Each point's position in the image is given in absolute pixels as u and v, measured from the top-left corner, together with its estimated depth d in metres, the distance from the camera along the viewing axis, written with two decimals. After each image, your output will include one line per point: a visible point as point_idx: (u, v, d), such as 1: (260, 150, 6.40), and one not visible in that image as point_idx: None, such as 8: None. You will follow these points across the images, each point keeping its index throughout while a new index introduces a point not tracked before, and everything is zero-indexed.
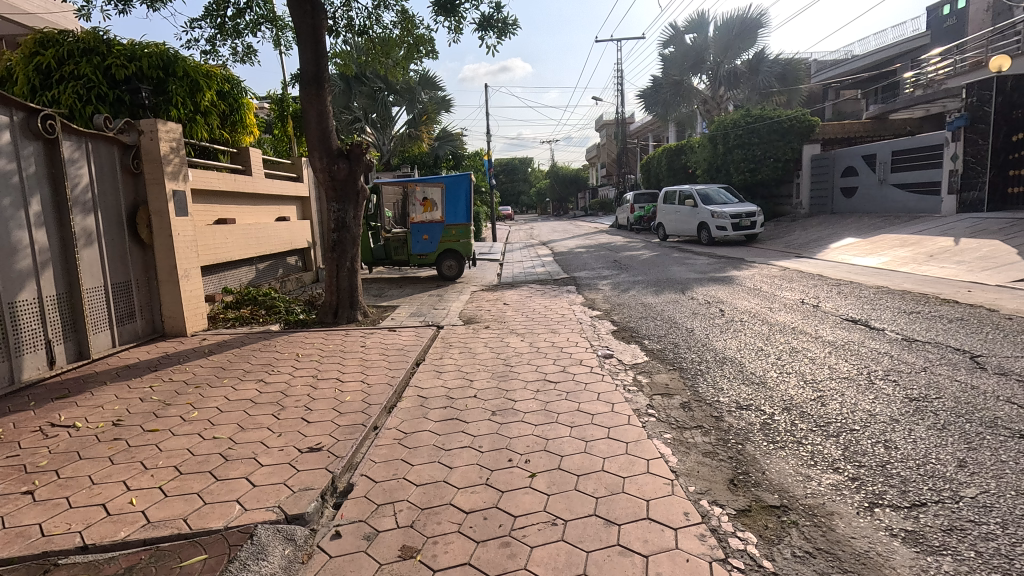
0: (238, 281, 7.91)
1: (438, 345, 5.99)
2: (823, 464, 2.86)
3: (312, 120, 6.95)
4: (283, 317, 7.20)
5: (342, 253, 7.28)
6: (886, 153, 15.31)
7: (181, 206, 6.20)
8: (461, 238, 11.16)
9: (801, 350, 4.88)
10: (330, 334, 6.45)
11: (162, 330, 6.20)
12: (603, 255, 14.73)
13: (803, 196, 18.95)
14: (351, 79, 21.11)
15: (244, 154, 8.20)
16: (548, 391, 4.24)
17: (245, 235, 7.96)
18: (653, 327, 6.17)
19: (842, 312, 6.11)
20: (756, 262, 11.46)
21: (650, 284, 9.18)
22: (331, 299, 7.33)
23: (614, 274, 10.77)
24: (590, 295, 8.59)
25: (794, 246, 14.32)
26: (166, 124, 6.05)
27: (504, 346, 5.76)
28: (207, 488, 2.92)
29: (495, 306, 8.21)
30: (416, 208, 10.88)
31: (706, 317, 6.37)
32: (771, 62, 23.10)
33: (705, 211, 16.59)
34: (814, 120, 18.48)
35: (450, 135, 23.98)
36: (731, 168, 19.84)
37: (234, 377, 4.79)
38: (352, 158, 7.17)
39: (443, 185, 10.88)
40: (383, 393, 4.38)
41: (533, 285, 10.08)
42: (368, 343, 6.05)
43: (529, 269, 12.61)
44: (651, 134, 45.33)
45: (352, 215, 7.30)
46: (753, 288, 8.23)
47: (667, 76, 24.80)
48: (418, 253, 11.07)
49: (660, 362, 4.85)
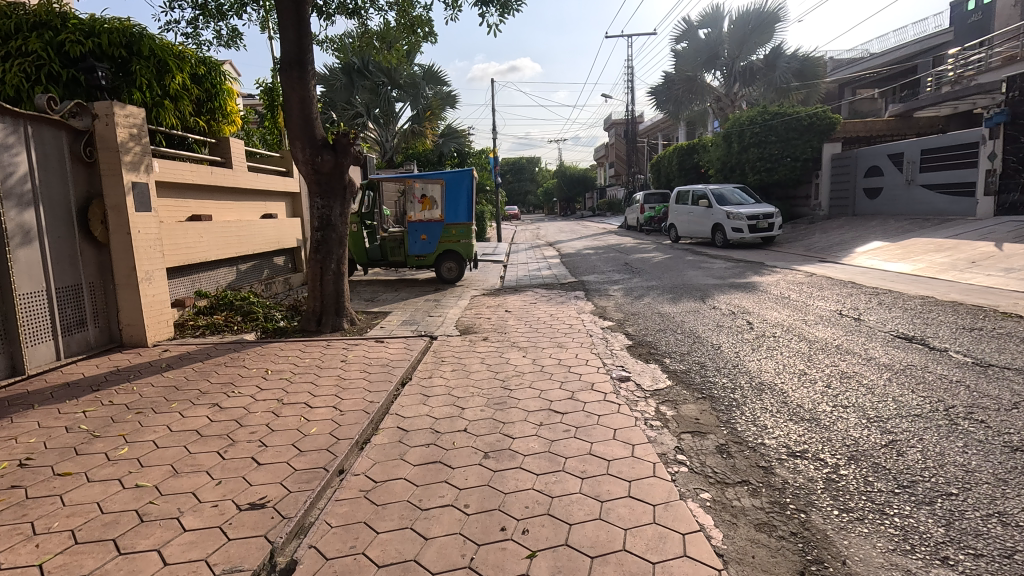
0: (215, 284, 7.23)
1: (429, 361, 5.28)
2: (924, 550, 2.12)
3: (293, 107, 6.25)
4: (260, 325, 6.50)
5: (326, 253, 6.56)
6: (914, 152, 14.48)
7: (141, 200, 5.51)
8: (461, 239, 10.41)
9: (853, 376, 4.12)
10: (310, 346, 5.76)
11: (120, 339, 5.53)
12: (612, 257, 14.00)
13: (822, 197, 18.11)
14: (353, 73, 20.47)
15: (225, 145, 7.50)
16: (553, 426, 3.52)
17: (224, 233, 7.29)
18: (672, 342, 5.43)
19: (891, 328, 5.36)
20: (778, 266, 10.68)
21: (665, 291, 8.45)
22: (314, 305, 6.61)
23: (626, 278, 10.05)
24: (600, 302, 7.86)
25: (816, 249, 13.53)
26: (126, 107, 5.38)
27: (503, 363, 5.05)
28: (101, 567, 2.22)
29: (496, 314, 7.49)
30: (413, 205, 10.18)
31: (733, 331, 5.62)
32: (789, 57, 22.24)
33: (719, 212, 15.81)
34: (834, 117, 17.63)
35: (455, 132, 23.27)
36: (746, 168, 19.04)
37: (185, 401, 4.09)
38: (338, 149, 6.46)
39: (443, 183, 10.19)
40: (355, 425, 3.67)
41: (538, 290, 9.35)
42: (350, 358, 5.34)
43: (535, 272, 11.88)
44: (661, 133, 44.45)
45: (338, 213, 6.59)
46: (781, 296, 7.47)
47: (680, 72, 23.99)
48: (416, 254, 10.38)
49: (686, 389, 4.10)
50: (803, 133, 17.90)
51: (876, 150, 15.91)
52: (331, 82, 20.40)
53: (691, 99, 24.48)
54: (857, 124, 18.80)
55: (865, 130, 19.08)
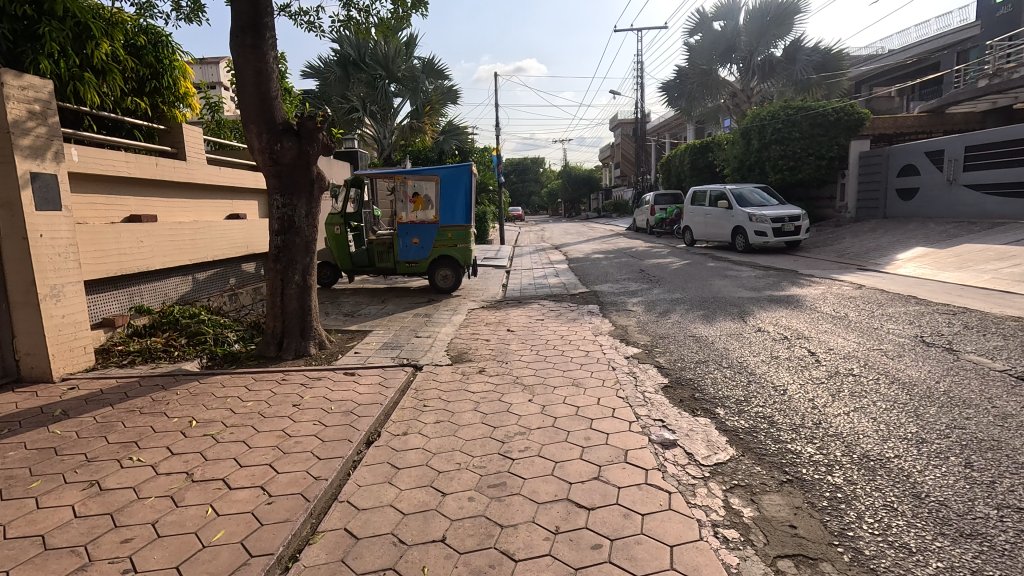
0: (161, 298, 6.07)
1: (409, 404, 4.11)
2: None
3: (247, 83, 5.07)
4: (208, 349, 5.30)
5: (289, 263, 5.37)
6: (957, 149, 13.26)
7: (44, 195, 4.33)
8: (458, 243, 9.19)
9: (998, 445, 2.92)
10: (261, 380, 4.59)
11: (17, 372, 4.38)
12: (625, 263, 12.81)
13: (848, 198, 16.90)
14: (349, 65, 19.37)
15: (176, 132, 6.44)
16: (576, 539, 2.34)
17: (172, 237, 6.13)
18: (721, 382, 4.22)
19: (1004, 365, 4.15)
20: (815, 275, 9.49)
21: (694, 305, 7.25)
22: (274, 325, 5.43)
23: (645, 288, 8.85)
24: (620, 320, 6.66)
25: (849, 256, 12.32)
26: (23, 76, 4.21)
27: (501, 410, 3.87)
28: None
29: (496, 335, 6.31)
30: (403, 204, 8.99)
31: (796, 367, 4.42)
32: (810, 50, 20.94)
33: (741, 213, 14.61)
34: (863, 112, 16.36)
35: (457, 128, 22.12)
36: (767, 166, 17.86)
37: (55, 478, 2.92)
38: (303, 135, 5.27)
39: (439, 179, 8.95)
40: (283, 528, 2.49)
41: (545, 302, 8.18)
42: (308, 401, 4.14)
43: (540, 280, 10.72)
44: (670, 133, 43.16)
45: (303, 214, 5.41)
46: (835, 315, 6.29)
47: (693, 66, 22.77)
48: (406, 261, 9.22)
49: (761, 467, 2.89)
50: (828, 129, 16.72)
51: (911, 147, 14.68)
52: (325, 74, 19.35)
53: (705, 96, 23.23)
54: (887, 120, 17.51)
55: (895, 127, 17.83)
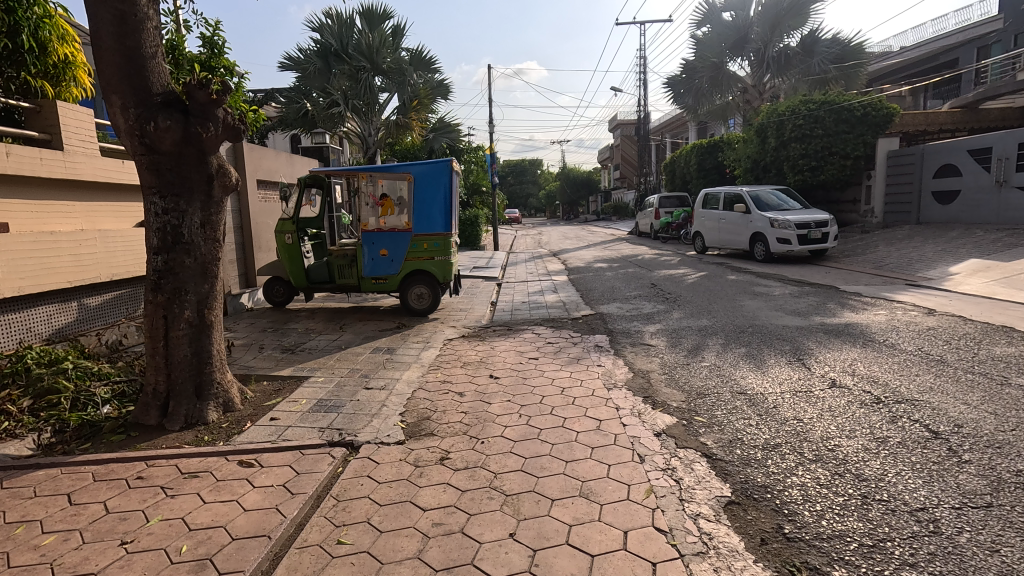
0: (22, 335, 4.50)
1: (313, 541, 2.52)
2: None
3: (103, 33, 3.43)
4: (55, 417, 3.69)
5: (175, 290, 3.78)
6: (1008, 146, 11.81)
7: None
8: (435, 254, 7.57)
9: None
10: (105, 480, 3.00)
11: None
12: (633, 275, 11.27)
13: (875, 201, 15.42)
14: (330, 56, 17.79)
15: (48, 111, 4.86)
16: None
17: (40, 252, 4.56)
18: (817, 498, 2.63)
19: None
20: (865, 294, 7.96)
21: (731, 338, 5.67)
22: (156, 381, 3.83)
23: (662, 311, 7.28)
24: (638, 362, 5.08)
25: (887, 268, 10.82)
26: None
27: (460, 563, 2.29)
28: None
29: (473, 383, 4.74)
30: (368, 208, 7.41)
31: (933, 469, 2.82)
32: (828, 41, 19.45)
33: (761, 218, 13.09)
34: (893, 106, 14.85)
35: (448, 125, 20.63)
36: (785, 167, 16.34)
37: None
38: (191, 111, 3.65)
39: (413, 178, 7.37)
40: None
41: (541, 330, 6.61)
42: (148, 534, 2.54)
43: (536, 296, 9.15)
44: (672, 133, 41.67)
45: (196, 222, 3.81)
46: (928, 356, 4.73)
47: (702, 59, 21.26)
48: (372, 276, 7.61)
49: None
50: (854, 126, 15.12)
51: (951, 145, 13.20)
52: (305, 66, 17.67)
53: (713, 91, 21.74)
54: (918, 115, 16.01)
55: (925, 123, 16.29)
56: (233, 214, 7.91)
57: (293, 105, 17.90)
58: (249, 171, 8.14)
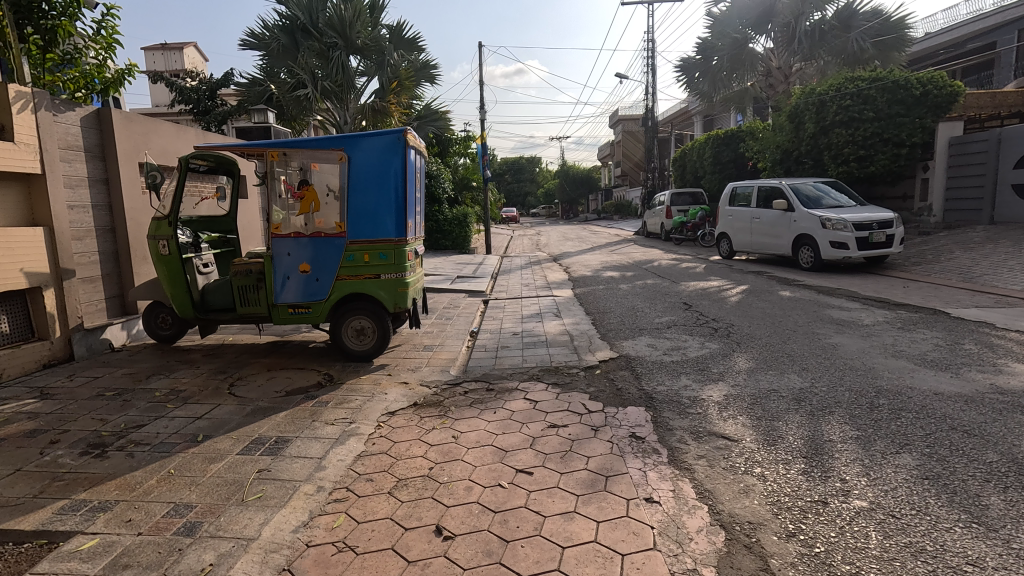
0: None
1: None
2: None
3: None
4: None
5: None
6: None
7: None
8: (382, 271, 5.14)
9: None
10: None
11: None
12: (656, 290, 8.84)
13: (934, 197, 13.06)
14: (297, 32, 15.27)
15: None
16: None
17: None
18: None
19: None
20: (1001, 327, 5.57)
21: (869, 428, 3.25)
22: None
23: (720, 357, 4.85)
24: (723, 495, 2.64)
25: (981, 281, 8.46)
26: None
27: None
28: None
29: (398, 555, 2.30)
30: (282, 204, 4.98)
31: None
32: (866, 14, 17.04)
33: (809, 217, 10.70)
34: (959, 84, 12.40)
35: (434, 112, 18.10)
36: (826, 156, 13.90)
37: None
38: None
39: (349, 159, 4.97)
40: None
41: (540, 395, 4.17)
42: None
43: (532, 323, 6.70)
44: (678, 127, 39.15)
45: None
46: None
47: (722, 38, 18.80)
48: (289, 304, 5.19)
49: None
50: (909, 108, 12.70)
51: None
52: (268, 43, 15.25)
53: (732, 75, 19.31)
54: (982, 96, 13.63)
55: (990, 105, 13.86)
56: (96, 211, 5.47)
57: (256, 88, 15.55)
58: (125, 150, 5.68)
